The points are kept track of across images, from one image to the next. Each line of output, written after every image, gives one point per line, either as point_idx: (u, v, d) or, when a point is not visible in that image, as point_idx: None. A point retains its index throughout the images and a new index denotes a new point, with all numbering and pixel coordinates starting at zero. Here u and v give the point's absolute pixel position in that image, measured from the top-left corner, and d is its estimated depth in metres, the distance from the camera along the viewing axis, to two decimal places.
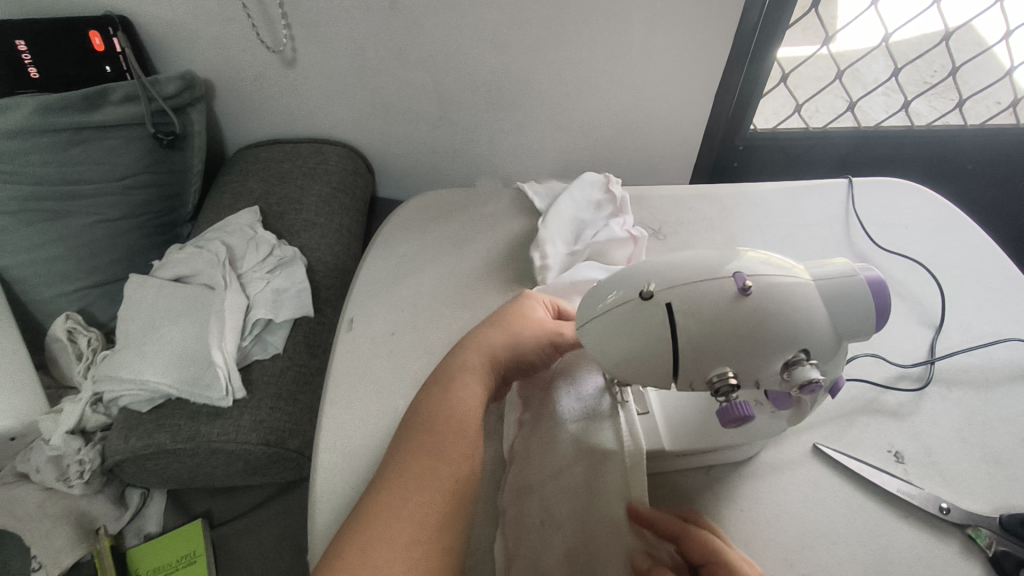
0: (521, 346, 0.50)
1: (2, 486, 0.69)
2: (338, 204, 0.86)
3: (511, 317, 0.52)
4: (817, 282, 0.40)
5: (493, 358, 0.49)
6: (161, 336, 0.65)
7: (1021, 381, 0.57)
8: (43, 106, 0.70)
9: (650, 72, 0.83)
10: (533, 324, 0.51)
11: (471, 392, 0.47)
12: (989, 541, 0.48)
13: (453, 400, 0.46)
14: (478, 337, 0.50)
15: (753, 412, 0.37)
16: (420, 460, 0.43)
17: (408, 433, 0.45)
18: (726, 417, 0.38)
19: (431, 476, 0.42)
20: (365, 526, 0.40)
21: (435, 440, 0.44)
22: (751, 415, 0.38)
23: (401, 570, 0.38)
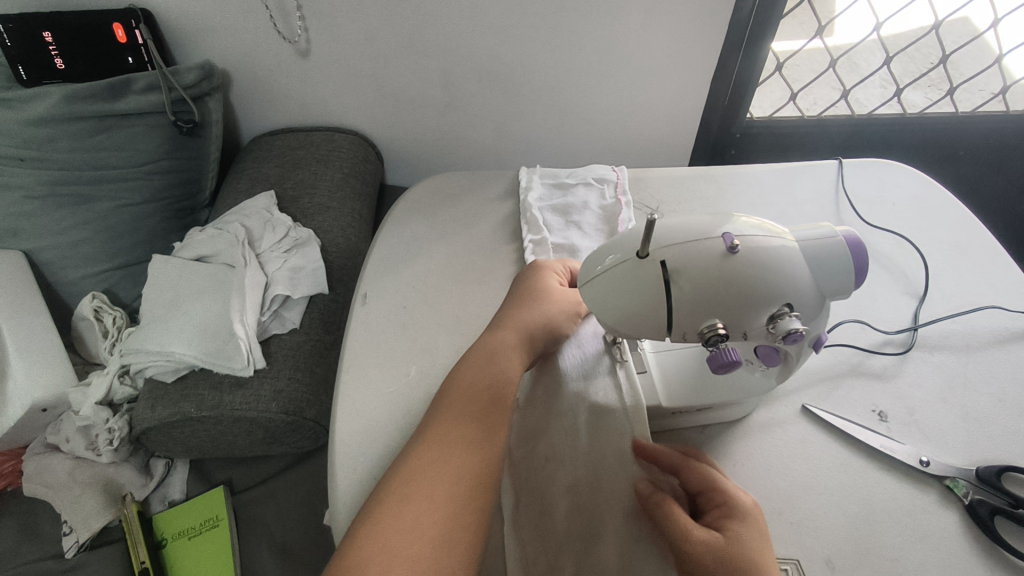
0: (548, 321, 0.54)
1: (33, 456, 0.73)
2: (350, 189, 0.89)
3: (540, 297, 0.56)
4: (801, 243, 0.44)
5: (529, 332, 0.53)
6: (186, 311, 0.69)
7: (999, 346, 0.60)
8: (70, 95, 0.74)
9: (649, 60, 0.86)
10: (558, 303, 0.56)
11: (511, 367, 0.50)
12: (965, 491, 0.51)
13: (497, 373, 0.49)
14: (517, 317, 0.54)
15: (739, 358, 0.42)
16: (462, 427, 0.46)
17: (450, 399, 0.48)
18: (715, 363, 0.42)
19: (472, 441, 0.45)
20: (404, 483, 0.42)
21: (477, 409, 0.47)
22: (738, 361, 0.42)
23: (441, 521, 0.41)
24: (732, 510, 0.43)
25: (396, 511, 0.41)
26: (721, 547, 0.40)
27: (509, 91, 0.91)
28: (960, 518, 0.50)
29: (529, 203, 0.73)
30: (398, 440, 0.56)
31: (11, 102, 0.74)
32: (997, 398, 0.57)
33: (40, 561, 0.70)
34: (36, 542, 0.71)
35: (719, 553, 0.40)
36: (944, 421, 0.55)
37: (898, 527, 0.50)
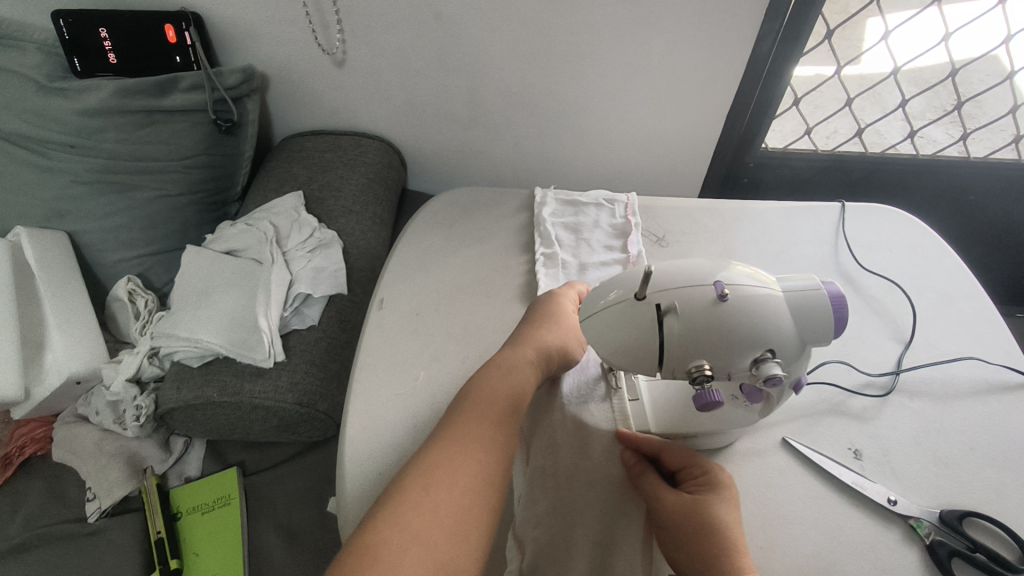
0: (567, 349, 0.59)
1: (65, 425, 0.79)
2: (373, 193, 0.94)
3: (552, 315, 0.61)
4: (788, 294, 0.47)
5: (546, 351, 0.58)
6: (215, 302, 0.74)
7: (976, 396, 0.63)
8: (120, 89, 0.79)
9: (669, 91, 0.89)
10: (575, 337, 0.61)
11: (528, 369, 0.55)
12: (927, 531, 0.54)
13: (517, 374, 0.54)
14: (540, 333, 0.59)
15: (722, 397, 0.45)
16: (472, 422, 0.50)
17: (463, 405, 0.51)
18: (700, 401, 0.45)
19: (478, 434, 0.49)
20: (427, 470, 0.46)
21: (492, 410, 0.51)
22: (721, 400, 0.45)
23: (451, 505, 0.44)
24: (733, 543, 0.47)
25: (422, 498, 0.44)
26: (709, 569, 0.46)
27: (532, 111, 0.94)
28: (920, 556, 0.54)
29: (543, 217, 0.78)
30: (404, 440, 0.60)
31: (66, 92, 0.79)
32: (969, 445, 0.60)
33: (64, 523, 0.75)
34: (61, 505, 0.77)
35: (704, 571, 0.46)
36: (915, 464, 0.59)
37: (859, 558, 0.54)
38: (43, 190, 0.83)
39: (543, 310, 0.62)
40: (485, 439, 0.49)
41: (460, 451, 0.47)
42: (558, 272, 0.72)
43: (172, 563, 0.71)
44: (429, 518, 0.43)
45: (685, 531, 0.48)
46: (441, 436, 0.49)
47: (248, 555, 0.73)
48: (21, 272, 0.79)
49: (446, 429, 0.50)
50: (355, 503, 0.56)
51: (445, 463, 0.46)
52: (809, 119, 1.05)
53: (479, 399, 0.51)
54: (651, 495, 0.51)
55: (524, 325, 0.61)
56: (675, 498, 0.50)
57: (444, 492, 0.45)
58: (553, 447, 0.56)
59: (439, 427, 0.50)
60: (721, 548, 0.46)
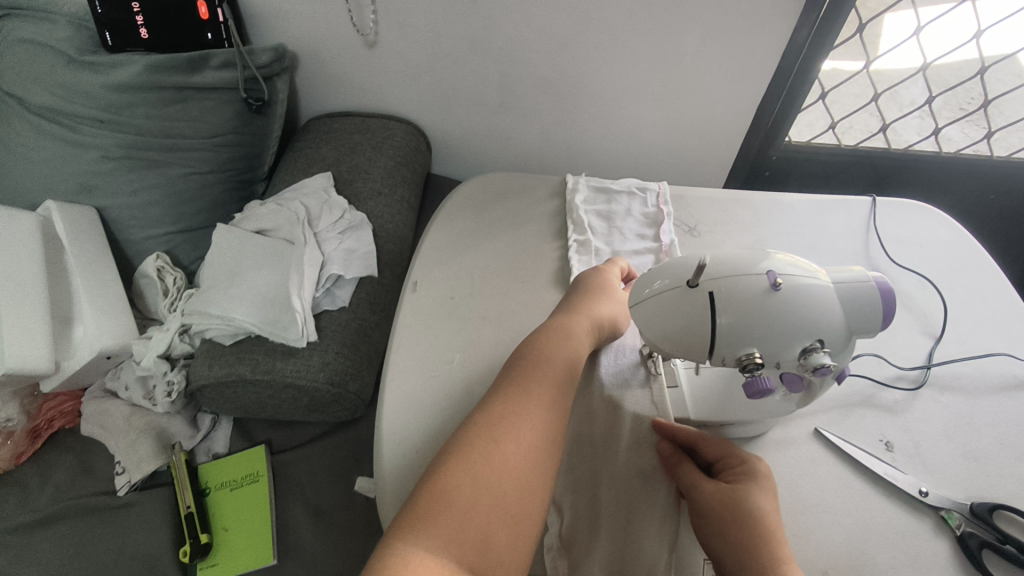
0: (616, 321, 0.60)
1: (94, 400, 0.80)
2: (401, 176, 0.94)
3: (602, 288, 0.62)
4: (838, 286, 0.48)
5: (598, 322, 0.58)
6: (247, 281, 0.74)
7: (1007, 392, 0.64)
8: (151, 65, 0.78)
9: (701, 82, 0.89)
10: (622, 311, 0.61)
11: (582, 336, 0.56)
12: (958, 522, 0.55)
13: (573, 339, 0.55)
14: (592, 304, 0.59)
15: (773, 386, 0.45)
16: (533, 383, 0.50)
17: (524, 366, 0.52)
18: (750, 389, 0.45)
19: (540, 395, 0.49)
20: (492, 427, 0.47)
21: (553, 372, 0.51)
22: (771, 389, 0.46)
23: (519, 460, 0.45)
24: (769, 529, 0.47)
25: (489, 453, 0.45)
26: (747, 555, 0.46)
27: (561, 98, 0.94)
28: (951, 547, 0.55)
29: (576, 204, 0.78)
30: (440, 420, 0.61)
31: (96, 66, 0.79)
32: (999, 440, 0.61)
33: (94, 496, 0.76)
34: (91, 477, 0.77)
35: (741, 556, 0.46)
36: (946, 456, 0.60)
37: (891, 547, 0.54)
38: (72, 165, 0.83)
39: (594, 283, 0.63)
40: (547, 400, 0.49)
41: (525, 409, 0.48)
42: (591, 259, 0.72)
43: (205, 538, 0.71)
44: (497, 471, 0.44)
45: (722, 518, 0.48)
46: (504, 394, 0.49)
47: (276, 533, 0.74)
48: (51, 247, 0.79)
49: (507, 386, 0.50)
50: (394, 481, 0.57)
51: (511, 419, 0.47)
52: (834, 113, 1.04)
53: (540, 360, 0.52)
54: (688, 484, 0.51)
55: (574, 296, 0.62)
56: (712, 488, 0.50)
57: (512, 447, 0.45)
58: (593, 423, 0.57)
59: (500, 386, 0.51)
60: (759, 537, 0.47)
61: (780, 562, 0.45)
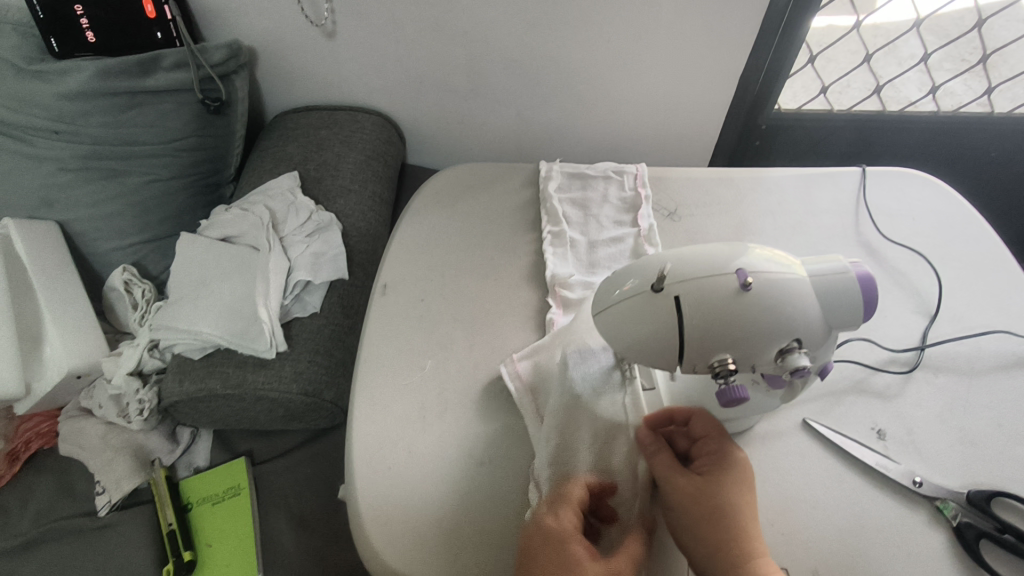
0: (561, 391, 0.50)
1: (69, 420, 0.77)
2: (371, 171, 0.90)
3: None
4: (815, 280, 0.45)
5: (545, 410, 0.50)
6: (213, 292, 0.72)
7: (1005, 371, 0.61)
8: (101, 70, 0.75)
9: (679, 55, 0.84)
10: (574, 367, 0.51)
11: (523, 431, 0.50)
12: (954, 513, 0.53)
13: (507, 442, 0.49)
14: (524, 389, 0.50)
15: (747, 393, 0.43)
16: None
17: None
18: (724, 398, 0.43)
19: None
20: None
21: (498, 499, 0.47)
22: (746, 396, 0.43)
23: None
24: (742, 531, 0.45)
25: None
26: (717, 550, 0.45)
27: (534, 79, 0.90)
28: (947, 540, 0.52)
29: (549, 192, 0.75)
30: (410, 431, 0.58)
31: (44, 75, 0.76)
32: (997, 423, 0.58)
33: (75, 516, 0.75)
34: (71, 498, 0.76)
35: (713, 554, 0.45)
36: (940, 442, 0.57)
37: (882, 543, 0.52)
38: (31, 179, 0.81)
39: None
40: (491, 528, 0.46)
41: None
42: (566, 252, 0.69)
43: (187, 555, 0.70)
44: None
45: (696, 512, 0.46)
46: None
47: (261, 547, 0.72)
48: (12, 267, 0.77)
49: None
50: (365, 499, 0.55)
51: None
52: (824, 77, 0.99)
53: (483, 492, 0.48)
54: (661, 477, 0.49)
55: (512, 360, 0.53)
56: (684, 481, 0.48)
57: None
58: (579, 436, 0.53)
59: None
60: (729, 535, 0.45)
61: (753, 563, 0.44)
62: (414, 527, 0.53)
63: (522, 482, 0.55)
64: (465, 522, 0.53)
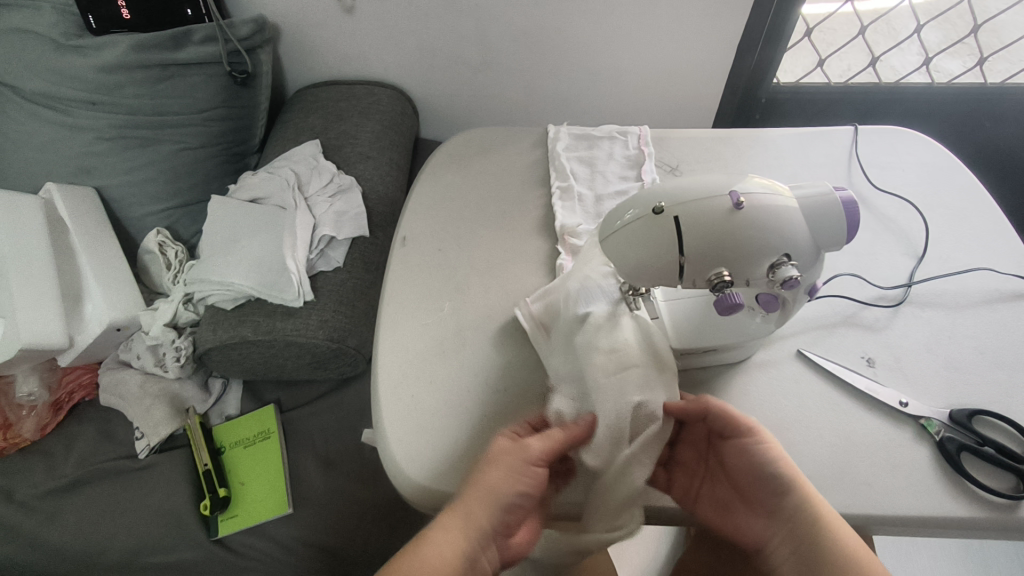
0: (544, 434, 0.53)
1: (110, 370, 0.83)
2: (388, 139, 0.95)
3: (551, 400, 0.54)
4: (802, 201, 0.49)
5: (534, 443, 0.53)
6: (243, 247, 0.77)
7: (988, 304, 0.65)
8: (137, 44, 0.81)
9: (679, 25, 0.89)
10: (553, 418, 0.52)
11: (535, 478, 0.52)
12: (938, 429, 0.57)
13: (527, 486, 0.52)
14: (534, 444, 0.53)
15: (741, 300, 0.48)
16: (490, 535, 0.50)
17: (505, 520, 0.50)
18: (721, 306, 0.48)
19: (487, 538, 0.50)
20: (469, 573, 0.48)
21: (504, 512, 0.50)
22: (740, 304, 0.48)
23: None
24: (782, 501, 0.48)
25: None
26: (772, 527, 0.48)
27: (542, 51, 0.94)
28: (931, 452, 0.56)
29: (557, 151, 0.79)
30: (431, 363, 0.63)
31: (83, 50, 0.81)
32: (980, 350, 0.62)
33: (116, 460, 0.80)
34: (112, 444, 0.82)
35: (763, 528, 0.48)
36: (926, 368, 0.61)
37: (871, 457, 0.56)
38: (70, 148, 0.86)
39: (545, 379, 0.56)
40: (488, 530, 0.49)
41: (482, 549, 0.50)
42: (574, 204, 0.73)
43: (222, 492, 0.76)
44: None
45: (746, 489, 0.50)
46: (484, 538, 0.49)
47: (291, 484, 0.78)
48: (55, 228, 0.82)
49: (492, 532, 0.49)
50: (390, 421, 0.59)
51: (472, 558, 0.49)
52: (821, 51, 1.03)
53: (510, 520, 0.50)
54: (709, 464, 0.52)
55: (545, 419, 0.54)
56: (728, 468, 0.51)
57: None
58: None
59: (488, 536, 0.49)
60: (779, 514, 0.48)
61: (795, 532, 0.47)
62: (437, 443, 0.57)
63: (535, 404, 0.59)
64: (481, 438, 0.58)
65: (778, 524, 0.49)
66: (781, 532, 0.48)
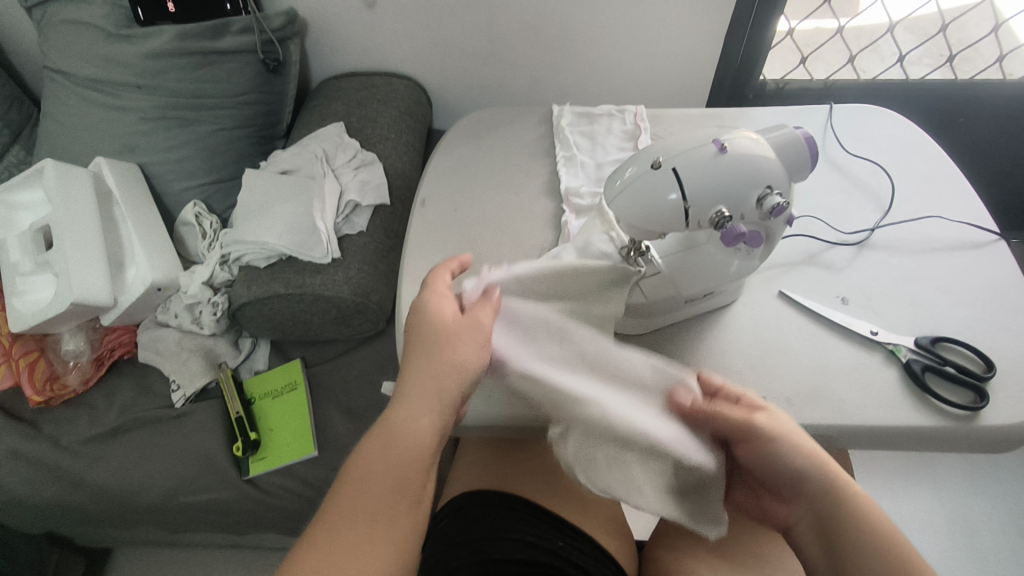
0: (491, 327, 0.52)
1: (149, 329, 0.90)
2: (405, 124, 1.03)
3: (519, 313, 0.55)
4: (772, 143, 0.57)
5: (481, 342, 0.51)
6: (276, 212, 0.84)
7: (949, 251, 0.72)
8: (181, 34, 0.90)
9: (670, 20, 0.98)
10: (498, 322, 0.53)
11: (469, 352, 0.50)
12: (904, 354, 0.64)
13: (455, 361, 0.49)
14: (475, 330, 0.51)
15: (744, 229, 0.55)
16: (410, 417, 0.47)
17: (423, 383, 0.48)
18: (727, 238, 0.55)
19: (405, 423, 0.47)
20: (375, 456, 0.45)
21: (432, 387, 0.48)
22: (745, 233, 0.56)
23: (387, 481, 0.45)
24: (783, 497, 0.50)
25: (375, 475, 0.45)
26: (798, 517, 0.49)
27: (546, 44, 1.03)
28: (898, 373, 0.63)
29: (562, 127, 0.87)
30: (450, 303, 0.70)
31: (133, 38, 0.91)
32: (942, 289, 0.69)
33: (154, 409, 0.86)
34: (150, 396, 0.88)
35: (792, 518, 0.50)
36: (894, 304, 0.68)
37: (845, 377, 0.63)
38: (116, 128, 0.95)
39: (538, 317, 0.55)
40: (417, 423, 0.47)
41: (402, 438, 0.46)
42: (577, 170, 0.81)
43: (254, 435, 0.82)
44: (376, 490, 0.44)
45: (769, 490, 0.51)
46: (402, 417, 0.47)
47: (315, 431, 0.84)
48: (103, 197, 0.90)
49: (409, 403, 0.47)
50: None
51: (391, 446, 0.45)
52: (804, 49, 1.11)
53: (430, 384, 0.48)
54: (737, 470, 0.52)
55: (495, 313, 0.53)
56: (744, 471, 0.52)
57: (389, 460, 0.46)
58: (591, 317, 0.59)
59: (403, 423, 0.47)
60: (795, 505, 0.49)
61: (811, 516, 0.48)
62: None
63: None
64: None
65: (795, 502, 0.49)
66: (799, 506, 0.49)
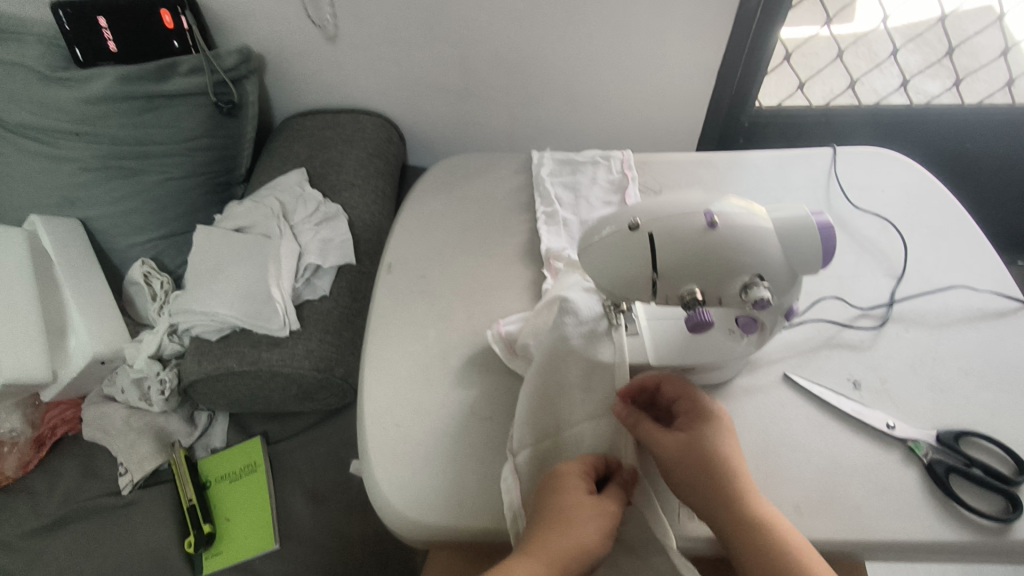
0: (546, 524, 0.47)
1: (93, 404, 0.82)
2: (374, 167, 0.95)
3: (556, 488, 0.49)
4: (775, 223, 0.50)
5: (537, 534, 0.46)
6: (227, 277, 0.77)
7: (970, 323, 0.65)
8: (123, 76, 0.81)
9: (658, 53, 0.90)
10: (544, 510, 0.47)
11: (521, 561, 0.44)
12: (925, 451, 0.57)
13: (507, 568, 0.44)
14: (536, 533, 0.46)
15: (711, 318, 0.47)
16: None
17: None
18: (691, 322, 0.47)
19: None
20: None
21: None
22: (711, 321, 0.47)
23: None
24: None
25: None
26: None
27: (525, 78, 0.95)
28: (920, 475, 0.56)
29: (542, 177, 0.80)
30: (416, 394, 0.62)
31: (70, 81, 0.81)
32: (964, 370, 0.62)
33: (101, 496, 0.78)
34: (95, 479, 0.80)
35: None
36: (912, 389, 0.61)
37: (860, 480, 0.56)
38: (54, 179, 0.86)
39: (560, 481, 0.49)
40: None
41: None
42: (559, 229, 0.73)
43: (207, 528, 0.76)
44: None
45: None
46: None
47: (277, 519, 0.77)
48: (40, 260, 0.82)
49: None
50: (377, 452, 0.58)
51: None
52: (801, 75, 1.04)
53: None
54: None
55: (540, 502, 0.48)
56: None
57: None
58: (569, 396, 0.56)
59: None
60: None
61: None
62: (423, 477, 0.57)
63: None
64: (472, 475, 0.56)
65: None
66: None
